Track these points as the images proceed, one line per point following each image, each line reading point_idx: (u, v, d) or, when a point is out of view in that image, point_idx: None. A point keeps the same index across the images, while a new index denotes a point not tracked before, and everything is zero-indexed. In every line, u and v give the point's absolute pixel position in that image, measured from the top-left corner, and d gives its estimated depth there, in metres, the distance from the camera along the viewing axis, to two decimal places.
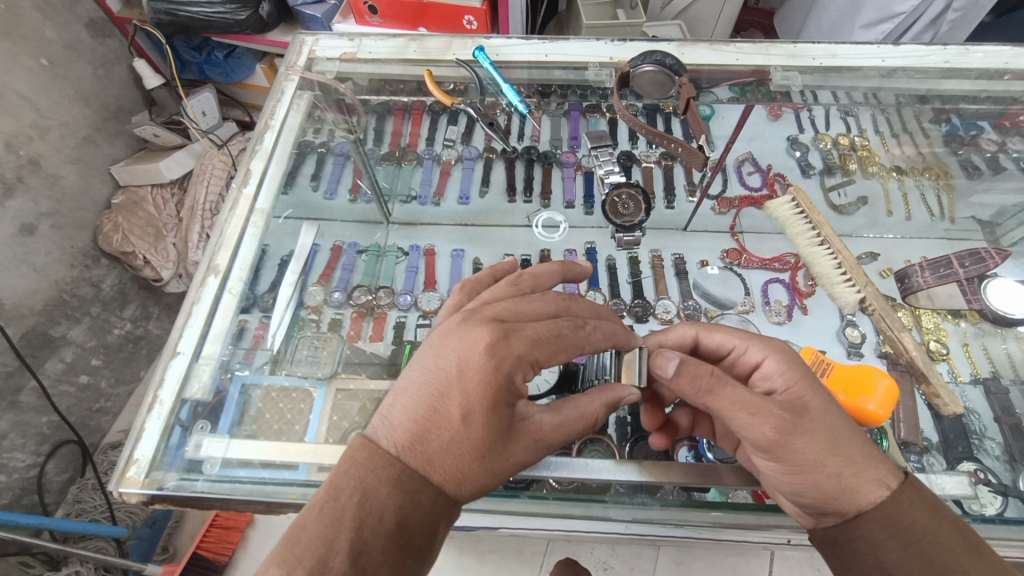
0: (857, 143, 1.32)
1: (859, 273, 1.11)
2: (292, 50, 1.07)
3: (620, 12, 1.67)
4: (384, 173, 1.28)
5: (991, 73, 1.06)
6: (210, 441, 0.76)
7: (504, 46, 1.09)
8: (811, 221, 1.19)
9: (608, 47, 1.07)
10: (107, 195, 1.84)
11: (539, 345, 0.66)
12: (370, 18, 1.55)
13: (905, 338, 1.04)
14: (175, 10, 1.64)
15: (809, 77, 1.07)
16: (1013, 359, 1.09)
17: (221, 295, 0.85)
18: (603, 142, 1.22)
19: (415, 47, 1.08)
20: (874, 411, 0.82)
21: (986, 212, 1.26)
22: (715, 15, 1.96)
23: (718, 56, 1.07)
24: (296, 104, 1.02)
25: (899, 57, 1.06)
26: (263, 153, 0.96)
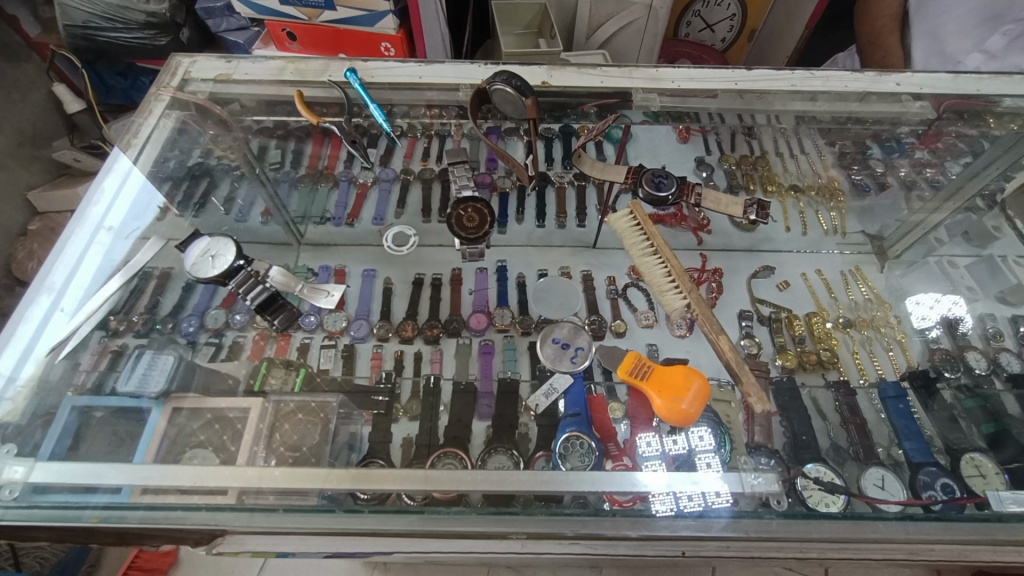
0: (759, 163, 1.40)
1: (686, 279, 1.02)
2: (166, 71, 1.07)
3: (542, 41, 1.77)
4: (297, 198, 1.26)
5: (860, 95, 1.10)
6: (9, 465, 0.72)
7: (381, 68, 1.08)
8: (646, 233, 1.09)
9: (483, 70, 1.10)
10: (23, 222, 1.78)
11: None
12: (290, 45, 1.58)
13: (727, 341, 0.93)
14: (91, 36, 1.63)
15: (667, 99, 1.11)
16: (898, 366, 1.15)
17: (50, 313, 0.86)
18: (459, 158, 1.21)
19: (292, 70, 1.07)
20: (688, 410, 0.86)
21: (874, 227, 1.32)
22: (638, 44, 2.00)
23: (585, 78, 1.11)
24: (162, 123, 1.03)
25: (750, 81, 1.11)
26: (117, 171, 0.97)
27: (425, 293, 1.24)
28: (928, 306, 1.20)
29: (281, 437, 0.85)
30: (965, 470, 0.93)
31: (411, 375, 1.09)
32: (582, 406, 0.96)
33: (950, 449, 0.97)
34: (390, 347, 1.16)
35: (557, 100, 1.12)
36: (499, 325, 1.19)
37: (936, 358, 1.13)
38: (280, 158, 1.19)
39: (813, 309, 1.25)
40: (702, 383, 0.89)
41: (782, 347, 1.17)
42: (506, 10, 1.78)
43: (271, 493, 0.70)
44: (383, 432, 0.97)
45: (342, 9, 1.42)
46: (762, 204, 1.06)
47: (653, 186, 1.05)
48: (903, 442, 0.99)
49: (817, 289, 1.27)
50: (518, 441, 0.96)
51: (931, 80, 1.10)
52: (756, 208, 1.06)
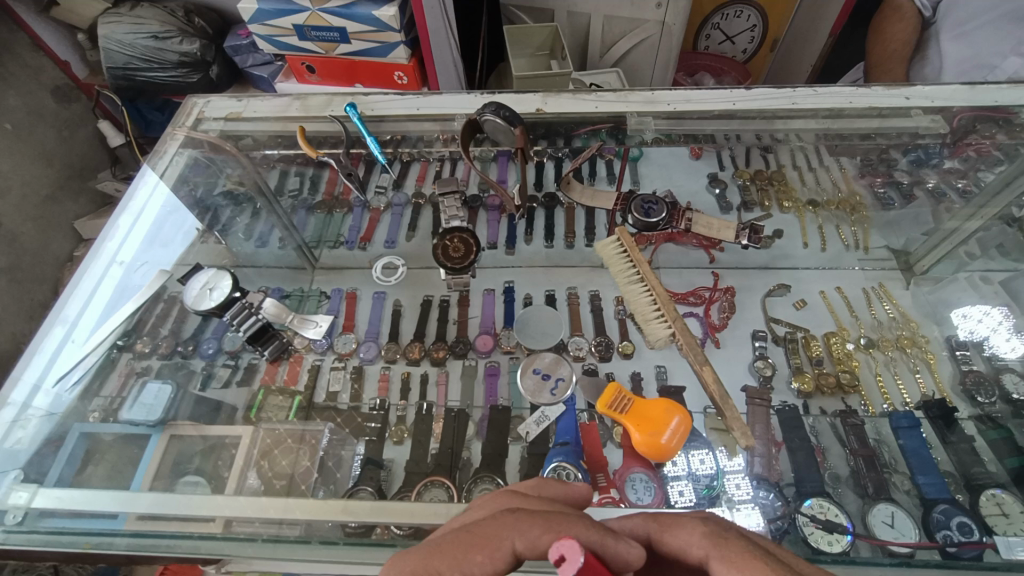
0: (774, 177, 1.32)
1: (670, 306, 1.02)
2: (183, 111, 1.13)
3: (553, 63, 1.80)
4: (313, 223, 1.29)
5: (871, 109, 1.06)
6: (14, 491, 0.78)
7: (381, 102, 1.12)
8: (633, 260, 1.10)
9: (477, 100, 1.11)
10: (70, 249, 1.91)
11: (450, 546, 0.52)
12: (309, 77, 1.65)
13: (707, 370, 0.96)
14: (131, 75, 1.75)
15: (663, 121, 1.09)
16: (926, 390, 1.08)
17: (63, 343, 0.92)
18: (450, 189, 1.19)
19: (297, 106, 1.12)
20: (667, 443, 0.87)
21: (898, 242, 1.26)
22: (652, 62, 1.99)
23: (579, 104, 1.10)
24: (176, 160, 1.08)
25: (750, 100, 1.08)
26: (132, 210, 1.03)
27: (433, 314, 1.24)
28: (970, 320, 1.13)
29: (271, 463, 0.89)
30: (987, 508, 0.87)
31: (416, 401, 1.11)
32: (572, 435, 0.97)
33: (969, 486, 0.91)
34: (398, 369, 1.17)
35: (550, 127, 1.11)
36: (505, 347, 1.18)
37: (968, 382, 1.07)
38: (298, 186, 1.23)
39: (833, 329, 1.19)
40: (681, 417, 0.89)
41: (799, 369, 1.12)
42: (517, 34, 1.81)
43: (263, 521, 0.75)
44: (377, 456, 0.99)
45: (355, 42, 1.48)
46: (755, 228, 1.12)
47: (642, 213, 1.12)
48: (916, 477, 0.94)
49: (837, 307, 1.21)
50: (507, 475, 0.96)
51: (941, 94, 1.06)
52: (748, 232, 1.11)
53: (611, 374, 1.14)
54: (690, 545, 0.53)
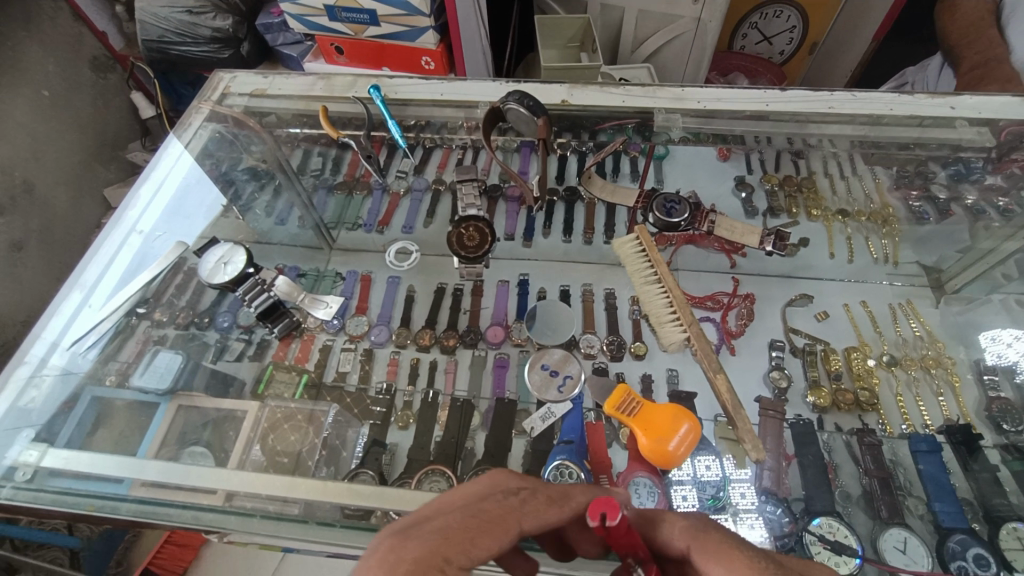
0: (804, 184, 1.29)
1: (686, 310, 1.00)
2: (210, 85, 1.15)
3: (583, 56, 1.77)
4: (334, 204, 1.30)
5: (913, 117, 1.02)
6: (25, 450, 0.81)
7: (404, 85, 1.13)
8: (651, 260, 1.08)
9: (500, 88, 1.11)
10: (99, 218, 1.96)
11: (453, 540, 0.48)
12: (338, 59, 1.65)
13: (721, 379, 0.92)
14: (165, 49, 1.77)
15: (691, 119, 1.07)
16: (948, 413, 1.05)
17: (79, 308, 0.95)
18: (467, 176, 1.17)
19: (322, 85, 1.14)
20: (674, 451, 0.83)
21: (931, 258, 1.21)
22: (685, 60, 1.95)
23: (606, 97, 1.08)
24: (200, 133, 1.10)
25: (785, 101, 1.05)
26: (153, 180, 1.05)
27: (446, 301, 1.24)
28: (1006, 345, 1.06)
29: (276, 440, 0.90)
30: (1006, 542, 0.85)
31: (424, 388, 1.11)
32: (577, 433, 0.95)
33: (989, 518, 0.88)
34: (407, 355, 1.17)
35: (572, 120, 1.11)
36: (516, 339, 1.17)
37: (993, 408, 1.03)
38: (320, 166, 1.24)
39: (854, 343, 1.15)
40: (690, 424, 0.84)
41: (816, 382, 1.09)
42: (549, 24, 1.78)
43: (261, 497, 0.75)
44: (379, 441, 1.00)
45: (385, 25, 1.48)
46: (780, 235, 1.13)
47: (663, 212, 1.11)
48: (932, 503, 0.91)
49: (860, 321, 1.17)
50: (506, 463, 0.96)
51: (988, 106, 1.02)
52: (773, 239, 1.13)
53: (622, 374, 1.12)
54: (672, 538, 0.59)
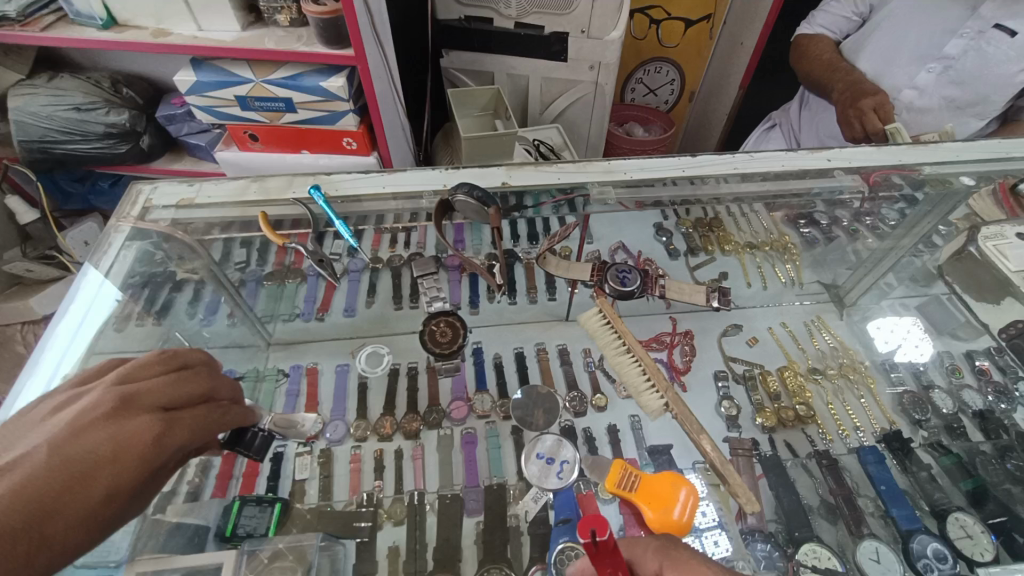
0: (714, 224, 1.38)
1: (661, 376, 1.05)
2: (127, 200, 1.01)
3: (498, 123, 1.87)
4: (265, 296, 1.23)
5: (823, 170, 1.11)
6: None
7: (343, 181, 1.06)
8: (618, 331, 1.12)
9: (442, 175, 1.08)
10: None
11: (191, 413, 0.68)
12: (252, 145, 1.61)
13: (704, 440, 0.96)
14: (48, 148, 1.63)
15: (624, 190, 1.11)
16: (869, 410, 1.19)
17: None
18: (428, 270, 1.26)
19: (256, 188, 1.04)
20: (679, 520, 0.87)
21: (828, 277, 1.38)
22: (588, 118, 2.12)
23: (542, 176, 1.10)
24: (123, 254, 0.95)
25: (697, 167, 1.13)
26: (67, 328, 0.86)
27: (402, 383, 1.21)
28: (891, 331, 1.29)
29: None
30: (953, 532, 0.96)
31: (394, 488, 1.05)
32: (574, 511, 0.97)
33: (934, 511, 1.00)
34: (369, 447, 1.11)
35: (518, 198, 1.10)
36: (480, 411, 1.15)
37: (905, 402, 1.18)
38: (245, 256, 1.13)
39: (784, 363, 1.27)
40: (688, 488, 0.90)
41: (760, 405, 1.17)
42: (462, 96, 1.88)
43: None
44: (368, 561, 0.94)
45: (302, 111, 1.48)
46: (724, 291, 1.17)
47: (618, 282, 1.12)
48: (890, 508, 1.01)
49: (785, 342, 1.30)
50: (508, 553, 0.95)
51: (861, 155, 1.12)
52: (718, 295, 1.16)
53: (588, 429, 1.15)
54: (644, 560, 0.69)
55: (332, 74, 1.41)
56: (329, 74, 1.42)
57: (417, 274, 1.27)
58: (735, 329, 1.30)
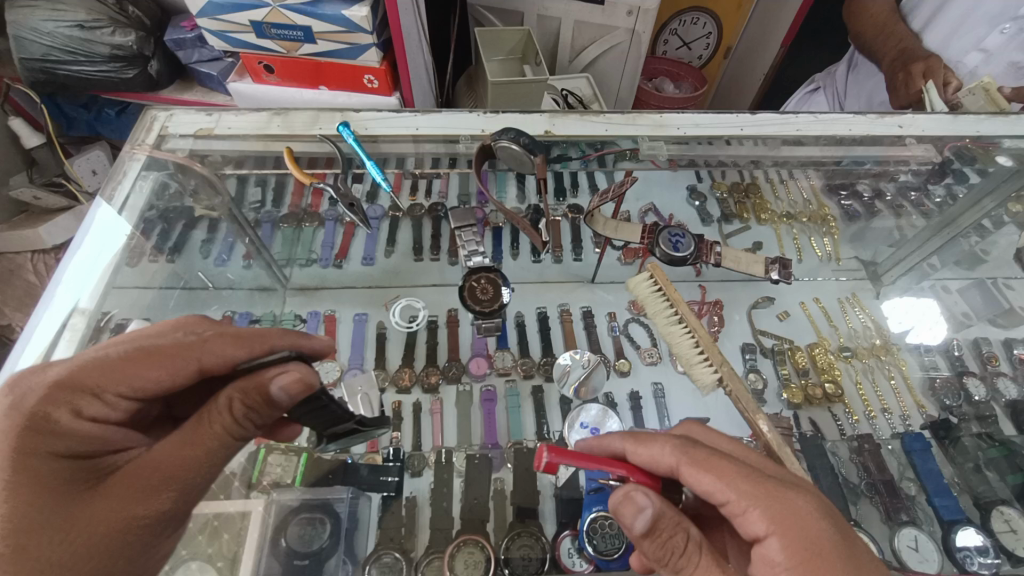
0: (751, 192, 1.34)
1: (714, 349, 0.99)
2: (139, 126, 0.94)
3: (527, 67, 1.75)
4: (281, 238, 1.18)
5: (894, 139, 1.04)
6: None
7: (372, 119, 0.98)
8: (669, 299, 1.08)
9: (480, 119, 1.00)
10: None
11: (109, 374, 0.59)
12: (266, 78, 1.51)
13: (759, 417, 0.87)
14: (51, 69, 1.54)
15: (674, 147, 1.04)
16: (899, 392, 1.17)
17: None
18: (467, 220, 1.06)
19: (278, 122, 0.96)
20: None
21: (867, 253, 1.31)
22: (621, 70, 2.00)
23: (587, 127, 1.02)
24: (139, 185, 0.89)
25: (759, 126, 1.04)
26: (76, 273, 0.80)
27: (423, 336, 1.17)
28: (905, 312, 1.24)
29: (287, 538, 0.85)
30: (997, 525, 0.94)
31: (411, 435, 1.04)
32: None
33: (977, 504, 0.98)
34: (388, 398, 1.09)
35: (559, 149, 1.03)
36: (501, 369, 1.13)
37: (937, 387, 1.15)
38: (261, 196, 1.09)
39: (815, 340, 1.24)
40: None
41: (787, 381, 1.16)
42: (490, 36, 1.75)
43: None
44: (394, 516, 0.92)
45: (322, 43, 1.38)
46: (784, 263, 1.13)
47: (670, 246, 1.07)
48: (931, 498, 0.99)
49: (817, 318, 1.26)
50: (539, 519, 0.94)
51: (936, 124, 1.04)
52: (778, 267, 1.13)
53: (610, 394, 1.12)
54: (660, 455, 0.66)
55: (355, 2, 1.29)
56: (352, 1, 1.30)
57: (454, 225, 1.06)
58: (769, 302, 1.25)
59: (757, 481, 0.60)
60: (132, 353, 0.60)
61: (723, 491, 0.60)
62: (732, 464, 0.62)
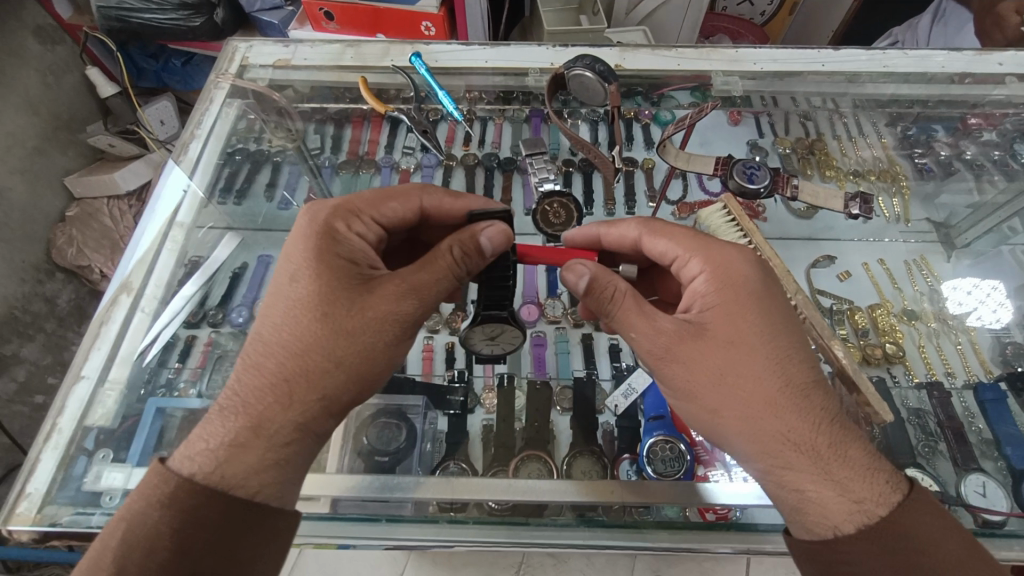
0: (816, 146, 1.28)
1: (789, 280, 1.00)
2: (224, 57, 1.04)
3: (583, 17, 1.69)
4: (337, 184, 1.13)
5: (953, 78, 1.12)
6: (108, 472, 0.72)
7: (443, 52, 1.06)
8: (743, 229, 1.06)
9: (548, 53, 1.06)
10: (61, 208, 1.82)
11: (373, 205, 0.73)
12: (327, 25, 1.54)
13: (836, 344, 0.92)
14: (125, 18, 1.60)
15: (750, 82, 1.12)
16: (965, 356, 1.12)
17: (133, 314, 0.84)
18: (539, 148, 1.11)
19: (352, 54, 1.05)
20: None
21: (941, 214, 1.23)
22: (680, 20, 1.90)
23: (660, 60, 1.10)
24: (224, 113, 1.00)
25: (835, 61, 1.12)
26: (173, 190, 0.94)
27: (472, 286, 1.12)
28: (967, 294, 1.17)
29: (366, 437, 0.85)
30: None
31: (468, 372, 1.01)
32: (664, 408, 0.93)
33: None
34: (441, 339, 1.06)
35: (627, 85, 1.11)
36: (551, 316, 1.10)
37: (1008, 353, 1.09)
38: (320, 143, 1.11)
39: (877, 301, 1.19)
40: None
41: (846, 340, 1.13)
42: None
43: (357, 501, 0.74)
44: (460, 431, 0.93)
45: None
46: (865, 198, 1.10)
47: (744, 178, 1.07)
48: (1002, 448, 0.95)
49: (880, 279, 1.21)
50: (599, 442, 0.93)
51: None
52: (859, 202, 1.09)
53: None
54: (625, 230, 0.80)
55: None
56: None
57: (525, 153, 1.11)
58: (831, 260, 1.20)
59: (699, 237, 0.73)
60: (388, 196, 0.75)
61: (668, 248, 0.74)
62: (680, 229, 0.75)
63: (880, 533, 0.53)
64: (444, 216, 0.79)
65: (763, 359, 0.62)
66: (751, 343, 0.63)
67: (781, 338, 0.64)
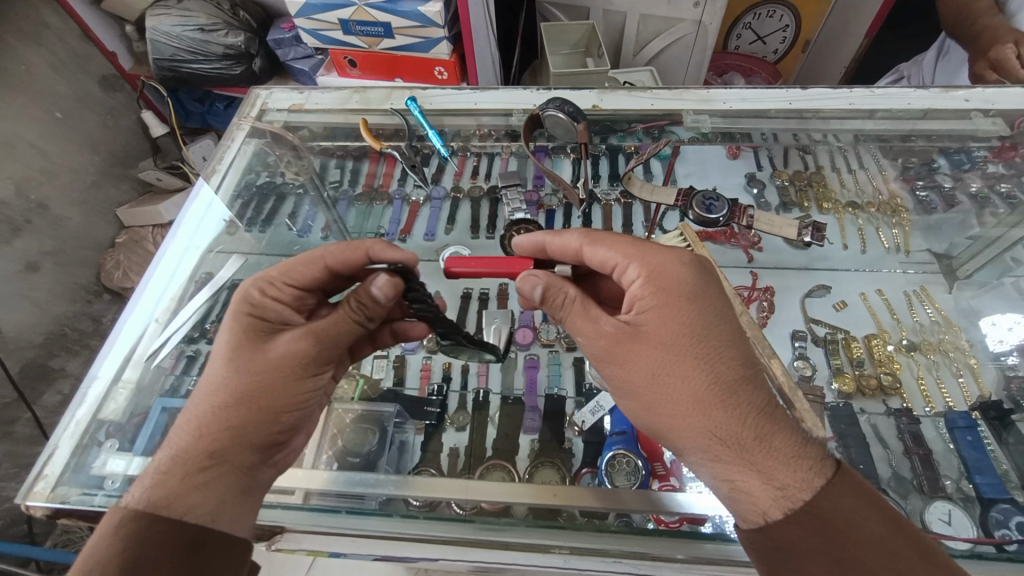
0: (814, 179, 1.31)
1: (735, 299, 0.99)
2: (247, 102, 1.17)
3: (589, 60, 1.80)
4: (354, 214, 1.24)
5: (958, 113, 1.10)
6: (113, 459, 0.81)
7: (438, 96, 1.16)
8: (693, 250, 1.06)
9: (533, 95, 1.15)
10: (111, 236, 2.01)
11: (284, 265, 0.78)
12: (350, 71, 1.69)
13: (775, 364, 0.90)
14: (177, 67, 1.79)
15: (718, 119, 1.15)
16: (967, 392, 1.08)
17: (147, 322, 0.94)
18: (513, 181, 1.21)
19: (358, 98, 1.16)
20: None
21: (941, 245, 1.23)
22: (686, 61, 1.98)
23: (635, 101, 1.15)
24: (243, 149, 1.10)
25: (805, 100, 1.14)
26: (194, 215, 1.05)
27: (472, 308, 1.18)
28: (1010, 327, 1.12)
29: (342, 442, 0.91)
30: None
31: (460, 390, 1.07)
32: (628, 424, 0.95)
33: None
34: (440, 359, 1.11)
35: (605, 122, 1.16)
36: (545, 340, 1.12)
37: (1013, 387, 1.07)
38: (339, 177, 1.21)
39: (874, 331, 1.19)
40: None
41: (839, 369, 1.12)
42: (555, 31, 1.82)
43: (332, 494, 0.80)
44: (434, 443, 0.97)
45: (399, 37, 1.51)
46: (818, 225, 1.18)
47: (703, 208, 1.16)
48: (972, 475, 0.93)
49: (878, 310, 1.20)
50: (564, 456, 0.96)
51: (1004, 97, 1.11)
52: (812, 229, 1.17)
53: None
54: (569, 237, 0.81)
55: None
56: None
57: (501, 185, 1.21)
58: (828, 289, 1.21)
59: (641, 243, 0.74)
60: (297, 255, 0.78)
61: (612, 254, 0.75)
62: (623, 235, 0.77)
63: (810, 519, 0.55)
64: (353, 267, 0.78)
65: (696, 358, 0.64)
66: (686, 342, 0.66)
67: (719, 342, 0.65)
